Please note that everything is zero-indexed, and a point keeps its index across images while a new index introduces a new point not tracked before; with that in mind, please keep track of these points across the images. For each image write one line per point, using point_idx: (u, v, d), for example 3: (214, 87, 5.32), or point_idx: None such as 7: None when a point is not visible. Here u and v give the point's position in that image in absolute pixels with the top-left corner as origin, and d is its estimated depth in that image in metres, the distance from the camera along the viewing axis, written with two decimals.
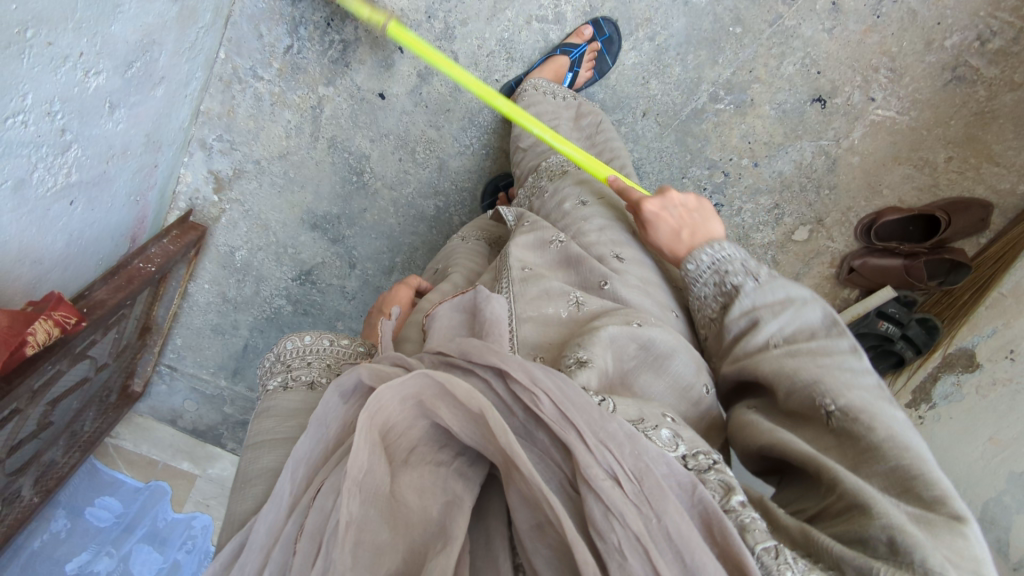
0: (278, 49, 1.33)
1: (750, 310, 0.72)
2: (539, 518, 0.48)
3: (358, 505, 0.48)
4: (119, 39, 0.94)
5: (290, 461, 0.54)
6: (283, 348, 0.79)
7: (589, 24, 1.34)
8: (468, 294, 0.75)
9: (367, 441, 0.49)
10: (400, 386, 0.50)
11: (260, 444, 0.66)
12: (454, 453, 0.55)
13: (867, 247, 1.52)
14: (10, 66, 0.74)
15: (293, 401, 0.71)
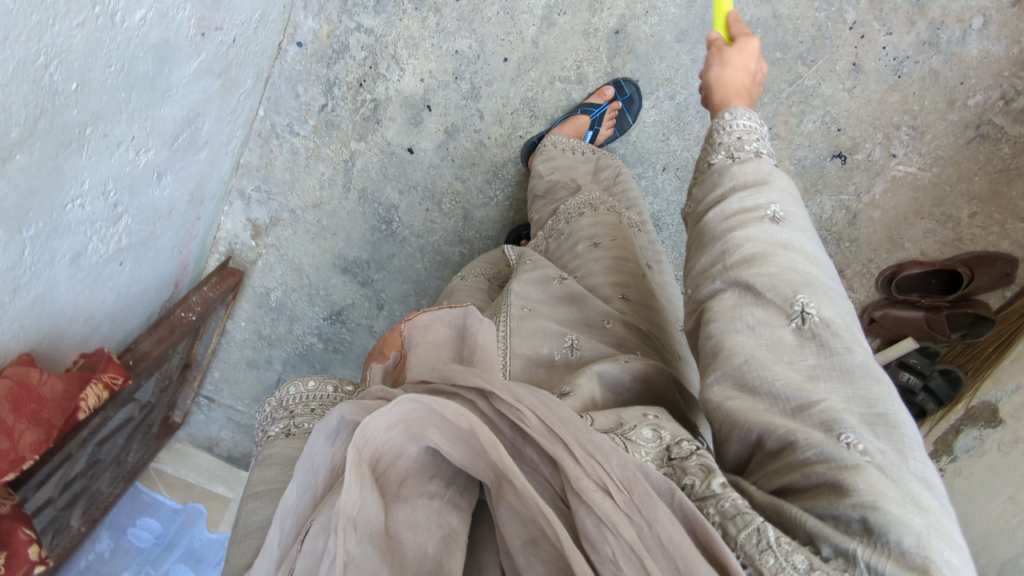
0: (313, 107, 1.41)
1: (763, 179, 0.70)
2: (533, 534, 0.50)
3: (357, 546, 0.47)
4: (168, 119, 1.01)
5: (279, 513, 0.53)
6: (287, 392, 0.82)
7: (610, 84, 1.37)
8: (454, 311, 0.74)
9: (358, 476, 0.48)
10: (388, 415, 0.50)
11: (261, 496, 0.71)
12: (441, 480, 0.55)
13: (888, 298, 1.53)
14: (72, 160, 0.81)
15: (292, 451, 0.75)
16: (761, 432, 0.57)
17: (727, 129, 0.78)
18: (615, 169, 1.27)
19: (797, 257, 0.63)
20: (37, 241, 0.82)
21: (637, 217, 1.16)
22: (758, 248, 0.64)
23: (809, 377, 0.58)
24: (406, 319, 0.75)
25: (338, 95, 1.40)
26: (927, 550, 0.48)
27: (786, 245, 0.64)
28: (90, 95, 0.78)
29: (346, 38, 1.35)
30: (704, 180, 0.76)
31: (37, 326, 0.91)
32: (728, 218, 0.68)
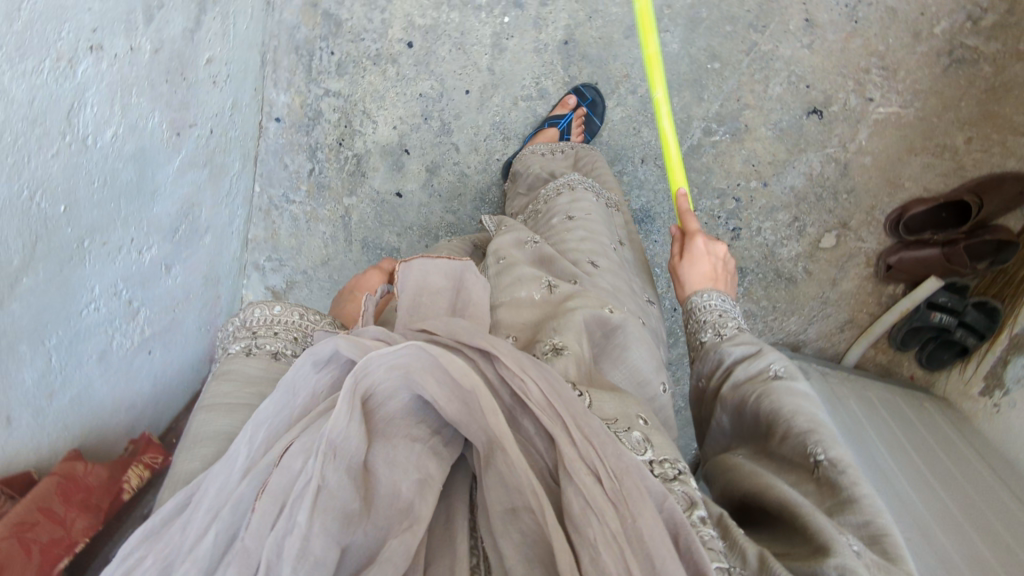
0: (302, 173, 1.49)
1: (757, 348, 0.80)
2: (515, 503, 0.50)
3: (336, 473, 0.49)
4: (162, 216, 1.11)
5: (249, 426, 0.54)
6: (251, 313, 0.83)
7: (571, 94, 1.42)
8: (455, 264, 0.76)
9: (349, 407, 0.50)
10: (396, 355, 0.52)
11: (214, 408, 0.73)
12: (427, 427, 0.56)
13: (901, 242, 1.48)
14: (77, 272, 0.92)
15: (254, 371, 0.78)
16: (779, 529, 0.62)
17: (705, 309, 0.91)
18: (593, 159, 1.29)
19: (808, 405, 0.70)
20: (62, 348, 0.92)
21: (615, 198, 1.18)
22: (769, 403, 0.71)
23: (826, 513, 0.61)
24: (401, 261, 0.73)
25: (322, 158, 1.49)
26: None
27: (796, 397, 0.71)
28: (79, 212, 0.88)
29: (317, 104, 1.45)
30: (704, 356, 0.86)
31: (80, 423, 1.01)
32: (740, 385, 0.77)
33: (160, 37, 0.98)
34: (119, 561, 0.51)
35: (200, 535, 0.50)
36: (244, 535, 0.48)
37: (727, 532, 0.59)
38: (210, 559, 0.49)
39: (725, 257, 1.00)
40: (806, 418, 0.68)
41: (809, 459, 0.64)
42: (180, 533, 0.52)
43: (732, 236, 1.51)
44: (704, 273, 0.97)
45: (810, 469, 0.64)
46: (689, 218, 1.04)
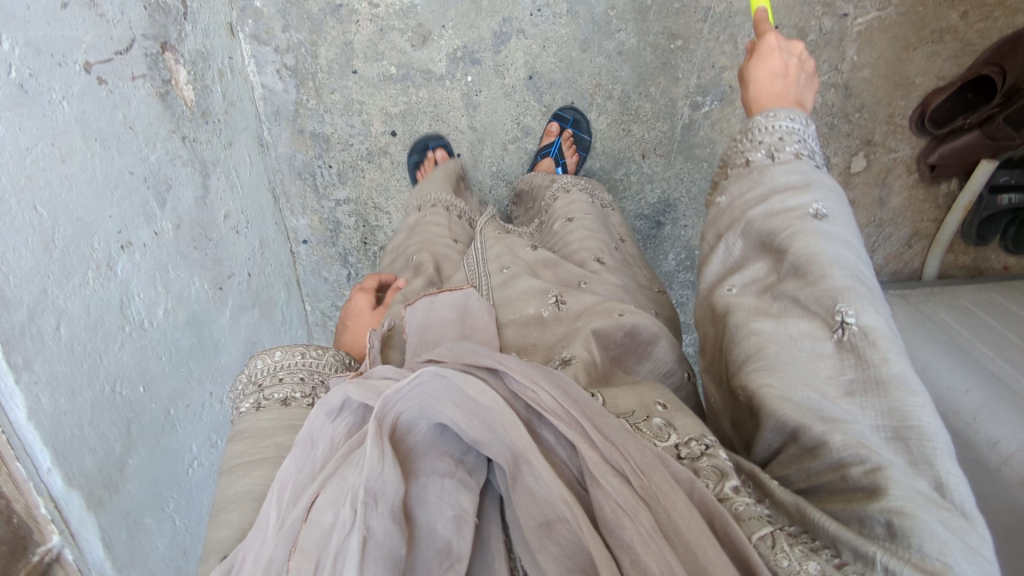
0: (342, 280, 1.62)
1: (804, 182, 0.71)
2: (548, 515, 0.47)
3: (379, 520, 0.44)
4: (231, 363, 1.22)
5: (277, 486, 0.52)
6: (254, 366, 0.81)
7: (553, 121, 1.44)
8: (456, 295, 0.75)
9: (379, 448, 0.46)
10: (415, 387, 0.49)
11: (235, 469, 0.67)
12: (451, 455, 0.51)
13: (935, 137, 1.41)
14: (173, 438, 1.02)
15: (263, 423, 0.72)
16: (797, 426, 0.56)
17: (767, 128, 0.80)
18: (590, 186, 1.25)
19: (840, 254, 0.62)
20: (181, 509, 1.02)
21: (608, 196, 1.20)
22: (801, 251, 0.63)
23: (848, 392, 0.56)
24: (407, 305, 0.74)
25: (354, 260, 1.60)
26: (952, 561, 0.44)
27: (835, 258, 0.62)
28: (157, 386, 0.99)
29: (334, 215, 1.55)
30: (741, 178, 0.78)
31: None
32: (772, 222, 0.69)
33: (177, 213, 1.10)
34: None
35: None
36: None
37: (763, 489, 0.56)
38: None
39: (800, 59, 0.91)
40: (837, 281, 0.60)
41: (834, 320, 0.59)
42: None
43: None
44: (776, 75, 0.89)
45: (833, 331, 0.59)
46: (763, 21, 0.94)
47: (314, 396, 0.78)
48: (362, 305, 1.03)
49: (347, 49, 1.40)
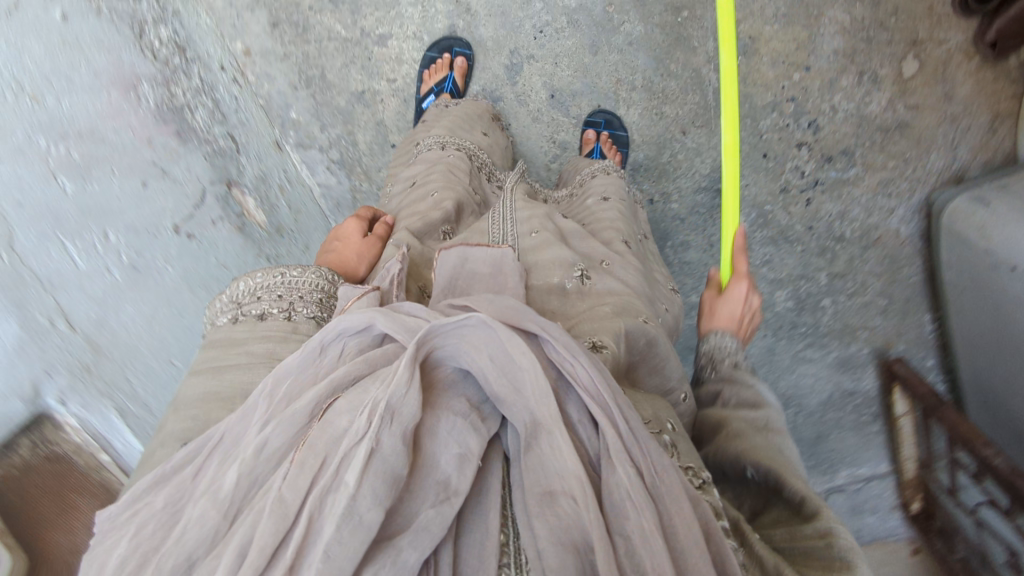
0: None
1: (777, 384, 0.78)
2: (554, 486, 0.43)
3: (391, 438, 0.41)
4: None
5: (273, 377, 0.50)
6: (235, 288, 0.70)
7: (586, 128, 1.44)
8: (493, 251, 0.70)
9: (410, 373, 0.43)
10: (460, 324, 0.46)
11: (200, 372, 0.62)
12: (471, 399, 0.47)
13: (986, 14, 1.32)
14: None
15: (237, 334, 0.66)
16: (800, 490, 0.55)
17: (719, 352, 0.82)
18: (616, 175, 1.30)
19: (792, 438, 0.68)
20: None
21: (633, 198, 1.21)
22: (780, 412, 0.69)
23: None
24: (440, 250, 0.68)
25: None
26: None
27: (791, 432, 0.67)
28: None
29: None
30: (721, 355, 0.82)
31: None
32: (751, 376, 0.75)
33: None
34: (128, 500, 0.48)
35: (219, 482, 0.44)
36: (279, 486, 0.41)
37: (744, 537, 0.52)
38: (226, 506, 0.43)
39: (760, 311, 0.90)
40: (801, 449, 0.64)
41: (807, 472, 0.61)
42: (193, 484, 0.46)
43: (813, 132, 1.44)
44: (734, 316, 0.87)
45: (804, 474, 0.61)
46: (739, 257, 0.90)
47: (290, 312, 0.68)
48: (352, 232, 0.89)
49: (381, 129, 1.42)
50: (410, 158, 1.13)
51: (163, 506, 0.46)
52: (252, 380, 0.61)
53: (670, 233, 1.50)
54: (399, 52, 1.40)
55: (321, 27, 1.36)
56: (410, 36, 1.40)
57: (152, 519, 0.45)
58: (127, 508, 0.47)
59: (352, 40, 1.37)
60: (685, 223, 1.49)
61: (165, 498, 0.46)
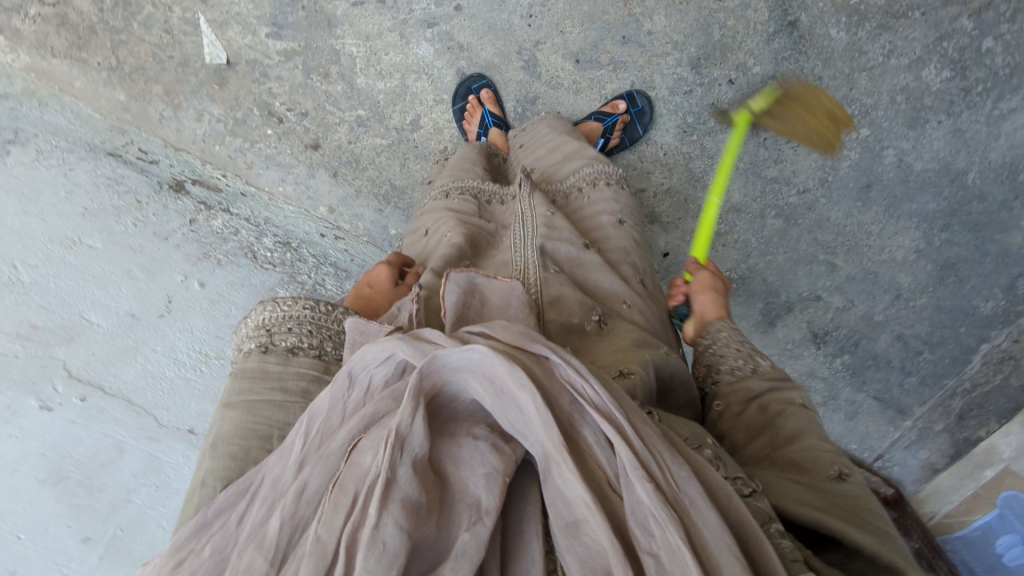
0: None
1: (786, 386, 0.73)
2: (576, 513, 0.49)
3: (405, 468, 0.48)
4: None
5: (309, 413, 0.59)
6: (261, 310, 0.84)
7: (624, 99, 1.40)
8: (502, 283, 0.72)
9: (414, 404, 0.50)
10: (464, 357, 0.52)
11: (235, 404, 0.76)
12: (487, 426, 0.54)
13: None
14: None
15: (271, 366, 0.79)
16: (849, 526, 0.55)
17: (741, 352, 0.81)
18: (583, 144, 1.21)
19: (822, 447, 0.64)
20: None
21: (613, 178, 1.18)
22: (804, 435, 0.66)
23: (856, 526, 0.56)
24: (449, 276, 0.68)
25: None
26: None
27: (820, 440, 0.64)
28: None
29: None
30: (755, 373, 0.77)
31: None
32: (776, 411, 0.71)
33: None
34: (170, 550, 0.57)
35: (267, 527, 0.52)
36: (319, 527, 0.48)
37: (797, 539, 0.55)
38: (273, 554, 0.51)
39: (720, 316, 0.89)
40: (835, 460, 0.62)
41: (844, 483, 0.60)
42: (236, 531, 0.56)
43: None
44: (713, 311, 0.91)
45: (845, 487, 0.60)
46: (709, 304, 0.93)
47: (319, 350, 0.82)
48: (381, 277, 0.94)
49: None
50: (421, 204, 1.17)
51: (212, 551, 0.55)
52: (287, 418, 0.76)
53: (774, 97, 1.39)
54: (434, 123, 1.43)
55: (366, 149, 1.44)
56: (434, 104, 1.42)
57: (199, 567, 0.54)
58: (172, 556, 0.57)
59: (395, 142, 1.44)
60: (778, 78, 1.38)
61: (212, 544, 0.55)
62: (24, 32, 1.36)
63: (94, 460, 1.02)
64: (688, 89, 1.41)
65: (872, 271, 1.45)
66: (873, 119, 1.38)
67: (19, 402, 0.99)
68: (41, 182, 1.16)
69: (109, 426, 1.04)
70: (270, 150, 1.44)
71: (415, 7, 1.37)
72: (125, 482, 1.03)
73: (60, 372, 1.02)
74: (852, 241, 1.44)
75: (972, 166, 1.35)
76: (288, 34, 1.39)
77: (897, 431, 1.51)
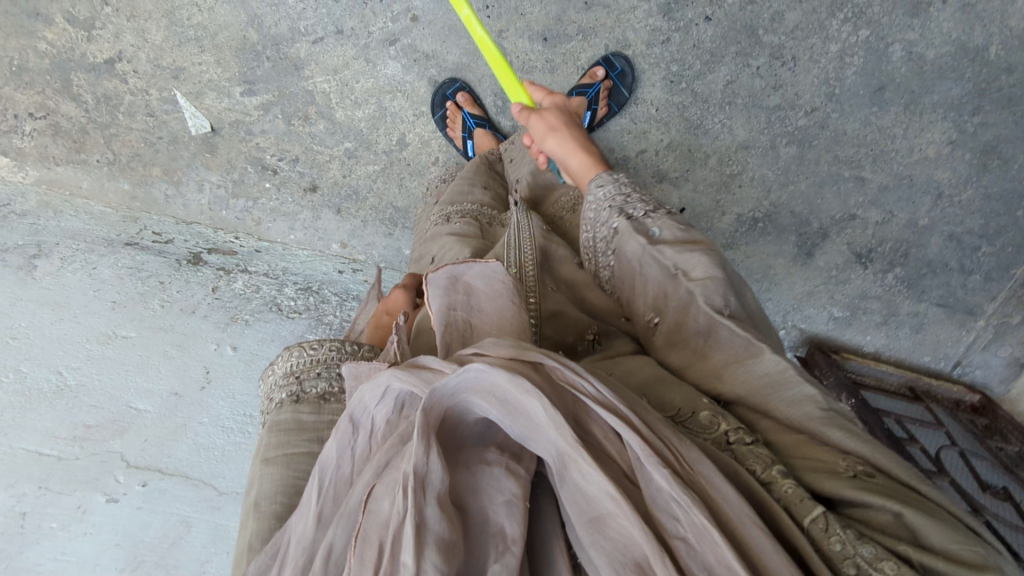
0: None
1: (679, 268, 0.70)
2: (603, 512, 0.43)
3: (431, 508, 0.41)
4: None
5: (321, 469, 0.51)
6: (287, 356, 0.79)
7: (599, 64, 1.35)
8: (487, 267, 0.63)
9: (425, 437, 0.42)
10: (463, 378, 0.43)
11: (273, 459, 0.69)
12: (498, 447, 0.48)
13: None
14: None
15: (304, 416, 0.73)
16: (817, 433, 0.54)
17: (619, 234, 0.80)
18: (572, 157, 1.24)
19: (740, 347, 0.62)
20: None
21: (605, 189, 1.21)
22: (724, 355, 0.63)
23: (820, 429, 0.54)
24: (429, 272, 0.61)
25: None
26: (980, 549, 0.44)
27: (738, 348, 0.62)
28: None
29: None
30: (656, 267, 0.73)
31: None
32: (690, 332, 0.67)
33: None
34: None
35: None
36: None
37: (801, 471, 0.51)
38: None
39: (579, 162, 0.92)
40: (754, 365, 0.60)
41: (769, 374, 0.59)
42: None
43: None
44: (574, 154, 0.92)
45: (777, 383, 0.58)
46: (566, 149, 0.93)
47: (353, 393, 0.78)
48: (399, 302, 0.91)
49: None
50: (425, 228, 1.17)
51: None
52: None
53: (758, 23, 1.29)
54: (420, 137, 1.43)
55: (362, 178, 1.46)
56: (417, 118, 1.42)
57: None
58: None
59: (387, 165, 1.45)
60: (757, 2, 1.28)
61: None
62: (25, 149, 1.41)
63: (165, 540, 0.98)
64: (665, 38, 1.34)
65: (908, 177, 1.36)
66: (870, 17, 1.26)
67: (87, 500, 0.99)
68: (71, 288, 1.23)
69: (172, 505, 1.01)
70: (273, 202, 1.48)
71: (373, 29, 1.34)
72: (199, 554, 0.98)
73: (119, 464, 1.03)
74: (875, 149, 1.35)
75: (992, 40, 1.24)
76: (261, 87, 1.39)
77: (971, 334, 1.46)
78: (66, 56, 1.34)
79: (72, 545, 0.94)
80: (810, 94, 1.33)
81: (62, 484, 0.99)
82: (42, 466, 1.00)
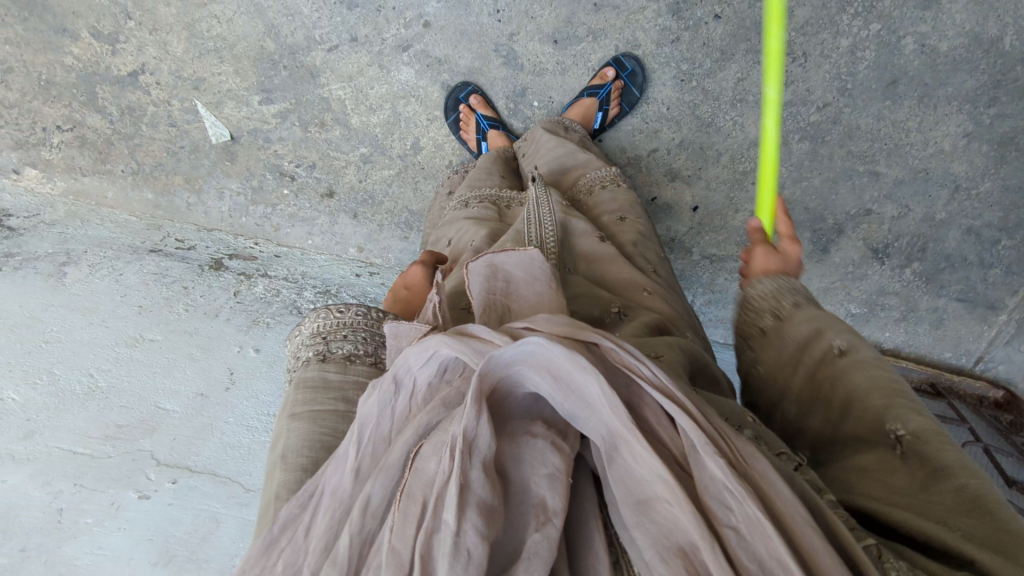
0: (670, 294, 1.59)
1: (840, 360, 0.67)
2: (648, 492, 0.42)
3: (476, 472, 0.42)
4: None
5: (359, 421, 0.50)
6: (314, 319, 0.81)
7: (609, 65, 1.36)
8: (524, 254, 0.65)
9: (477, 403, 0.43)
10: (520, 351, 0.44)
11: (298, 414, 0.70)
12: (544, 422, 0.48)
13: None
14: None
15: (330, 374, 0.75)
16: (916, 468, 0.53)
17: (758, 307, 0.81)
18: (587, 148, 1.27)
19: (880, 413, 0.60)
20: None
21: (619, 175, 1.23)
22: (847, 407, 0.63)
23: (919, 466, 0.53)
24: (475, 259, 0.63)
25: None
26: None
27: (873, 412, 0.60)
28: None
29: None
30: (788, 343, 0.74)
31: None
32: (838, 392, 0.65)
33: None
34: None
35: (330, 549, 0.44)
36: (389, 538, 0.41)
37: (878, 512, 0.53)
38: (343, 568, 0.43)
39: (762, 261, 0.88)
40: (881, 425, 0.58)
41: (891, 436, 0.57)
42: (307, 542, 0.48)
43: None
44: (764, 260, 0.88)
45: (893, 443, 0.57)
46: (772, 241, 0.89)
47: (375, 358, 0.79)
48: (418, 278, 0.91)
49: None
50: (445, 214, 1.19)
51: (283, 570, 0.47)
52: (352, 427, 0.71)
53: None
54: (434, 141, 1.46)
55: (378, 183, 1.48)
56: (430, 122, 1.44)
57: None
58: None
59: (402, 169, 1.47)
60: None
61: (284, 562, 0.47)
62: (53, 160, 1.46)
63: (195, 535, 0.99)
64: (675, 37, 1.35)
65: (922, 171, 1.35)
66: (881, 11, 1.26)
67: (121, 496, 1.00)
68: (99, 293, 1.27)
69: (202, 501, 1.03)
70: (291, 208, 1.51)
71: (386, 36, 1.37)
72: (229, 549, 0.99)
73: (151, 462, 1.06)
74: (890, 143, 1.34)
75: (1006, 31, 1.23)
76: (278, 95, 1.42)
77: (993, 329, 1.44)
78: (91, 69, 1.38)
79: (107, 539, 0.96)
80: (822, 90, 1.33)
81: (96, 481, 1.02)
82: (76, 464, 1.03)
